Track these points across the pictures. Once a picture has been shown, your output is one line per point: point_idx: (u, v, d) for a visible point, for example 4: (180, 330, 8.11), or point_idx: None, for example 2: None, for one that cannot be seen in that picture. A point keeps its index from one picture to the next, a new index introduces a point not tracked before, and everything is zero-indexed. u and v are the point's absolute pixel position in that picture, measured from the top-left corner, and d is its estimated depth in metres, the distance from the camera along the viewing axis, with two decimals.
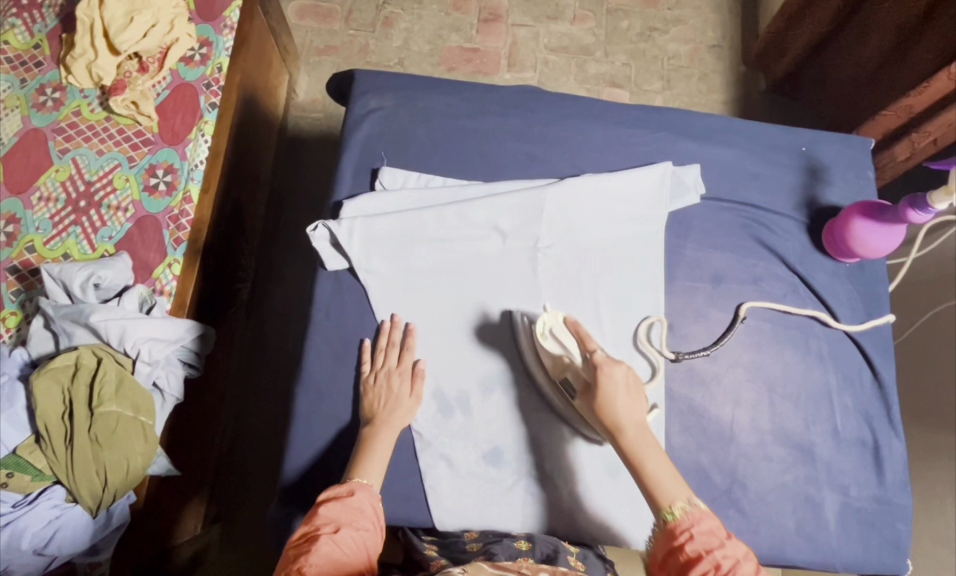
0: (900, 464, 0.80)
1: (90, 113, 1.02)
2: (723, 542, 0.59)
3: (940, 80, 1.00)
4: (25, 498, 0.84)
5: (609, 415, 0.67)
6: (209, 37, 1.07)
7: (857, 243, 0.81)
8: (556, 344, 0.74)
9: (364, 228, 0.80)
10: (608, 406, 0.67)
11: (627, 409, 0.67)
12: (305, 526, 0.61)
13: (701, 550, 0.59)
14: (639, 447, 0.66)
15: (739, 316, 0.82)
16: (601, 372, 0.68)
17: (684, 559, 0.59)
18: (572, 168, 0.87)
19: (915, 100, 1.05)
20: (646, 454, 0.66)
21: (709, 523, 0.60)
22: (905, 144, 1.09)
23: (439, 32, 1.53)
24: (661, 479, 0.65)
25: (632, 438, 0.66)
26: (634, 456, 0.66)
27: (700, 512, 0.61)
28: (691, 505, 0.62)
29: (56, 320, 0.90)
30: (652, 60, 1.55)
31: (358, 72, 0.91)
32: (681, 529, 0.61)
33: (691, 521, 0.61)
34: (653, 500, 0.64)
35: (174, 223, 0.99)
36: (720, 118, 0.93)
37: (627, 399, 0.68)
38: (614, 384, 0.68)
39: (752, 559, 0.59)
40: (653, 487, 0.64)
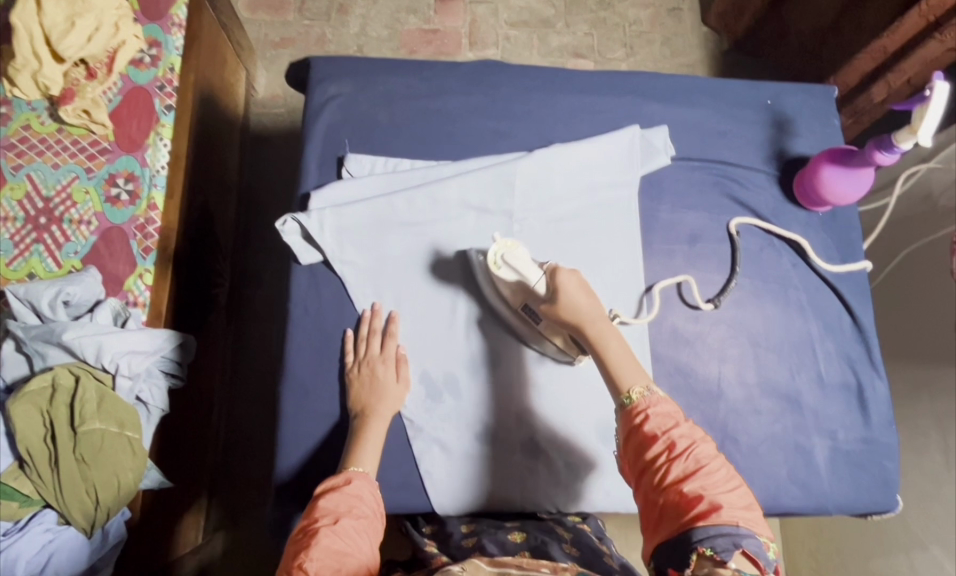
0: (883, 403, 0.81)
1: (41, 126, 0.98)
2: (680, 422, 0.59)
3: (911, 18, 1.01)
4: (14, 525, 0.82)
5: (570, 316, 0.68)
6: (157, 37, 1.04)
7: (826, 191, 0.82)
8: (511, 272, 0.73)
9: (334, 218, 0.79)
10: (570, 304, 0.68)
11: (590, 307, 0.68)
12: (304, 520, 0.61)
13: (657, 430, 0.59)
14: (601, 337, 0.67)
15: (733, 234, 0.84)
16: (556, 273, 0.69)
17: (647, 439, 0.59)
18: (540, 140, 0.86)
19: (887, 41, 1.07)
20: (607, 342, 0.66)
21: (666, 406, 0.60)
22: (882, 85, 1.13)
23: (396, 15, 1.49)
24: (622, 366, 0.65)
25: (596, 330, 0.67)
26: (596, 345, 0.67)
27: (659, 398, 0.61)
28: (650, 390, 0.62)
29: (27, 342, 0.87)
30: (613, 28, 1.53)
31: (313, 60, 0.88)
32: (639, 410, 0.61)
33: (647, 403, 0.61)
34: (613, 387, 0.64)
35: (140, 232, 0.96)
36: (684, 78, 0.92)
37: (587, 301, 0.68)
38: (570, 290, 0.69)
39: (709, 442, 0.59)
40: (614, 373, 0.65)
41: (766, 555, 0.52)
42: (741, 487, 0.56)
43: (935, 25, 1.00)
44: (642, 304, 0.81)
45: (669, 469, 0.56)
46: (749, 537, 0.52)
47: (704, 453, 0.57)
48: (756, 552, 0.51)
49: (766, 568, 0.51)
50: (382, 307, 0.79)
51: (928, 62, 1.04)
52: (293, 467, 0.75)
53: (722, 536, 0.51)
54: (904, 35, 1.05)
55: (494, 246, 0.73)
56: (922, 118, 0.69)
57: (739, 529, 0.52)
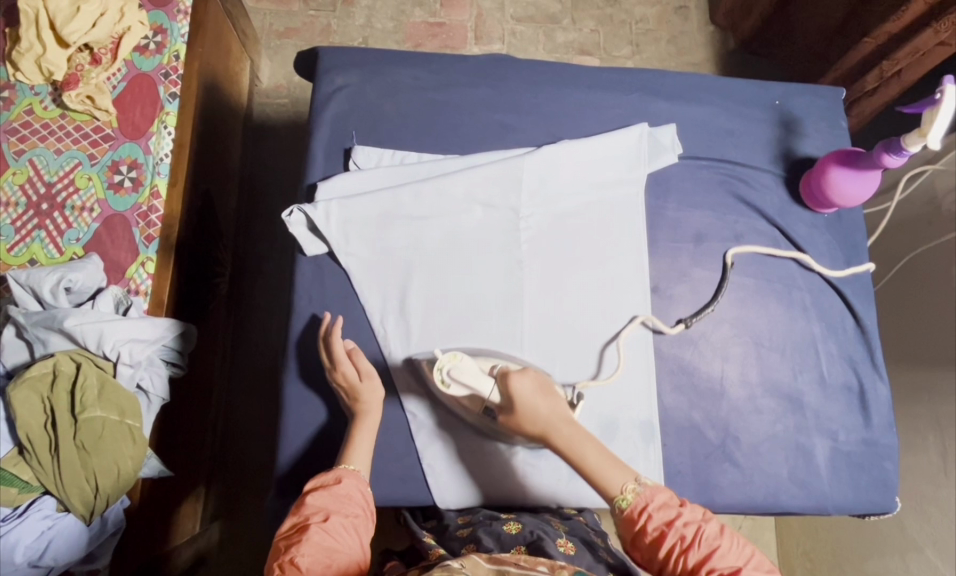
0: (884, 405, 0.82)
1: (44, 111, 0.98)
2: (680, 510, 0.61)
3: (916, 5, 1.00)
4: (14, 511, 0.81)
5: (534, 424, 0.66)
6: (163, 24, 1.02)
7: (834, 192, 0.82)
8: (460, 387, 0.69)
9: (340, 209, 0.79)
10: (531, 414, 0.66)
11: (551, 412, 0.66)
12: (294, 516, 0.61)
13: (663, 526, 0.60)
14: (572, 444, 0.65)
15: (727, 264, 0.83)
16: (508, 380, 0.66)
17: (658, 539, 0.60)
18: (548, 135, 0.86)
19: (895, 24, 1.06)
20: (583, 447, 0.65)
21: (662, 497, 0.61)
22: (875, 73, 1.14)
23: (401, 8, 1.48)
24: (604, 469, 0.64)
25: (566, 434, 0.66)
26: (570, 451, 0.65)
27: (653, 488, 0.62)
28: (641, 485, 0.63)
29: (28, 328, 0.86)
30: (619, 25, 1.53)
31: (321, 50, 0.87)
32: (638, 512, 0.61)
33: (645, 501, 0.61)
34: (603, 491, 0.64)
35: (143, 220, 0.96)
36: (692, 76, 0.92)
37: (546, 402, 0.66)
38: (527, 394, 0.66)
39: (711, 517, 0.61)
40: (597, 479, 0.64)
41: None
42: (751, 551, 0.60)
43: (932, 16, 1.01)
44: (603, 358, 0.78)
45: (686, 559, 0.58)
46: None
47: (710, 533, 0.59)
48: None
49: None
50: (343, 319, 0.77)
51: (919, 53, 1.06)
52: (295, 458, 0.75)
53: None
54: (905, 23, 1.04)
55: (436, 364, 0.69)
56: (932, 121, 0.69)
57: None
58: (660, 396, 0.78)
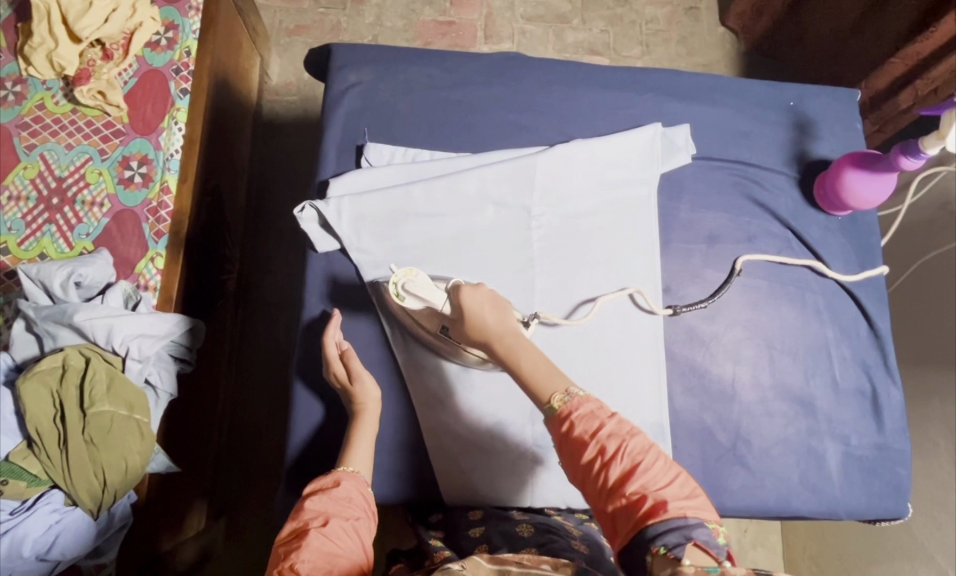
0: (898, 410, 0.81)
1: (55, 106, 0.98)
2: (606, 420, 0.56)
3: (946, 24, 1.00)
4: (22, 504, 0.81)
5: (480, 331, 0.66)
6: (174, 20, 1.02)
7: (848, 195, 0.81)
8: (414, 301, 0.69)
9: (352, 206, 0.79)
10: (478, 321, 0.65)
11: (498, 322, 0.65)
12: (293, 522, 0.60)
13: (584, 435, 0.56)
14: (510, 351, 0.64)
15: (737, 270, 0.82)
16: (460, 292, 0.66)
17: (579, 447, 0.56)
18: (560, 135, 0.86)
19: (922, 46, 1.06)
20: (520, 354, 0.64)
21: (590, 406, 0.57)
22: (909, 92, 1.12)
23: (411, 6, 1.48)
24: (537, 374, 0.62)
25: (507, 344, 0.65)
26: (509, 359, 0.64)
27: (581, 398, 0.58)
28: (570, 395, 0.59)
29: (39, 323, 0.86)
30: (630, 25, 1.52)
31: (335, 47, 0.87)
32: (563, 418, 0.57)
33: (570, 410, 0.58)
34: (535, 397, 0.61)
35: (153, 216, 0.96)
36: (706, 77, 0.91)
37: (491, 312, 0.65)
38: (477, 303, 0.66)
39: (641, 433, 0.56)
40: (532, 386, 0.62)
41: (717, 542, 0.50)
42: (681, 474, 0.54)
43: None
44: (577, 306, 0.79)
45: (608, 474, 0.54)
46: (699, 528, 0.50)
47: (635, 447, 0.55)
48: (707, 542, 0.49)
49: (719, 555, 0.49)
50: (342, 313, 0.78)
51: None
52: (305, 455, 0.76)
53: (669, 530, 0.49)
54: (937, 42, 1.04)
55: (393, 279, 0.70)
56: (951, 125, 0.68)
57: (689, 526, 0.50)
58: (671, 398, 0.78)
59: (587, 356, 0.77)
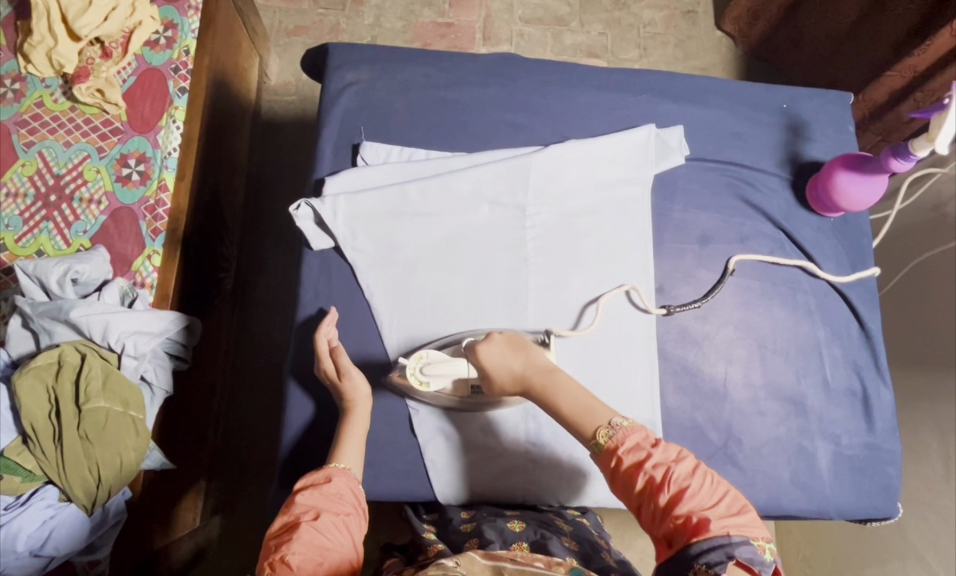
0: (888, 410, 0.82)
1: (54, 104, 0.98)
2: (652, 450, 0.56)
3: (942, 38, 1.00)
4: (17, 499, 0.81)
5: (509, 379, 0.67)
6: (173, 19, 1.02)
7: (839, 195, 0.82)
8: (439, 380, 0.71)
9: (348, 204, 0.79)
10: (505, 373, 0.67)
11: (524, 365, 0.67)
12: (285, 516, 0.60)
13: (632, 466, 0.56)
14: (547, 389, 0.64)
15: (729, 270, 0.83)
16: (477, 353, 0.68)
17: (629, 478, 0.56)
18: (555, 134, 0.87)
19: (918, 60, 1.06)
20: (557, 393, 0.64)
21: (635, 436, 0.57)
22: (910, 103, 1.11)
23: (410, 8, 1.49)
24: (580, 412, 0.62)
25: (542, 381, 0.65)
26: (548, 398, 0.64)
27: (626, 428, 0.58)
28: (615, 426, 0.59)
29: (34, 319, 0.86)
30: (627, 28, 1.53)
31: (332, 46, 0.88)
32: (609, 452, 0.58)
33: (616, 442, 0.58)
34: (581, 435, 0.61)
35: (151, 213, 0.96)
36: (701, 78, 0.92)
37: (513, 357, 0.67)
38: (495, 356, 0.68)
39: (686, 457, 0.56)
40: (574, 423, 0.62)
41: (763, 558, 0.51)
42: (729, 493, 0.55)
43: None
44: (581, 314, 0.79)
45: (657, 500, 0.54)
46: (743, 546, 0.50)
47: (682, 472, 0.55)
48: (750, 559, 0.50)
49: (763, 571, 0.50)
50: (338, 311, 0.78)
51: None
52: (299, 451, 0.76)
53: (713, 550, 0.50)
54: (934, 55, 1.03)
55: (408, 369, 0.71)
56: (940, 127, 0.68)
57: (736, 546, 0.50)
58: (663, 397, 0.78)
59: (580, 357, 0.78)
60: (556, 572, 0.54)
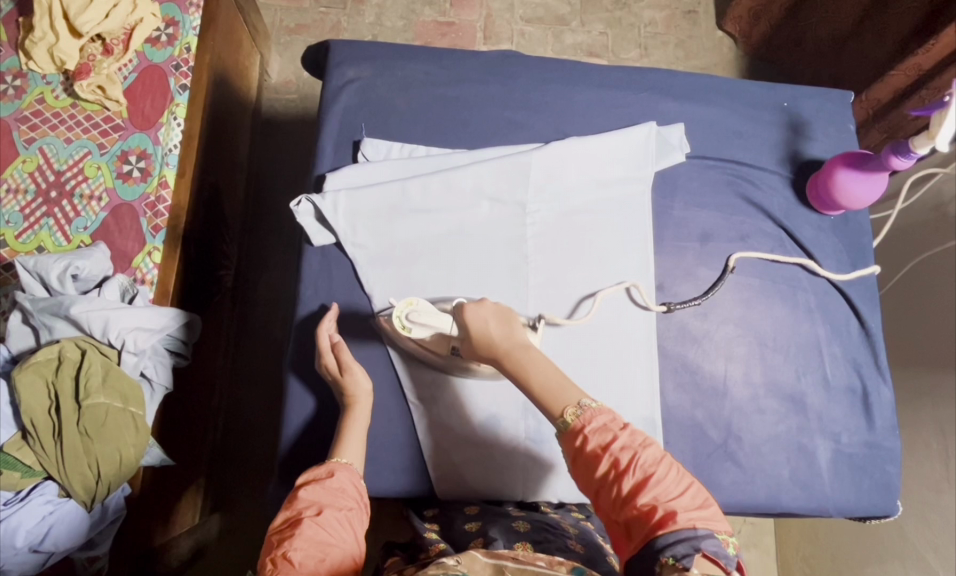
0: (888, 408, 0.82)
1: (55, 100, 0.98)
2: (619, 433, 0.57)
3: (946, 37, 0.99)
4: (16, 495, 0.81)
5: (486, 344, 0.67)
6: (175, 16, 1.02)
7: (840, 193, 0.82)
8: (421, 330, 0.71)
9: (349, 200, 0.79)
10: (484, 336, 0.67)
11: (505, 336, 0.67)
12: (287, 511, 0.60)
13: (598, 449, 0.57)
14: (518, 366, 0.65)
15: (730, 268, 0.83)
16: (464, 311, 0.68)
17: (592, 459, 0.57)
18: (556, 132, 0.87)
19: (923, 58, 1.05)
20: (529, 368, 0.64)
21: (603, 419, 0.58)
22: (914, 102, 1.10)
23: (412, 7, 1.49)
24: (548, 387, 0.62)
25: (513, 358, 0.65)
26: (519, 373, 0.65)
27: (594, 410, 0.59)
28: (583, 407, 0.60)
29: (35, 314, 0.87)
30: (628, 28, 1.53)
31: (333, 43, 0.88)
32: (576, 432, 0.58)
33: (583, 423, 0.59)
34: (548, 411, 0.62)
35: (151, 210, 0.96)
36: (701, 77, 0.92)
37: (496, 326, 0.68)
38: (483, 318, 0.68)
39: (653, 444, 0.57)
40: (543, 399, 0.62)
41: (727, 552, 0.52)
42: (692, 484, 0.56)
43: None
44: (578, 304, 0.79)
45: (621, 485, 0.55)
46: (707, 539, 0.51)
47: (647, 459, 0.56)
48: (715, 553, 0.51)
49: (728, 565, 0.51)
50: (339, 307, 0.78)
51: None
52: (298, 448, 0.76)
53: (679, 541, 0.50)
54: (939, 53, 1.02)
55: (395, 312, 0.71)
56: (941, 124, 0.69)
57: (698, 538, 0.51)
58: (663, 394, 0.78)
59: (580, 354, 0.78)
60: (558, 571, 0.53)
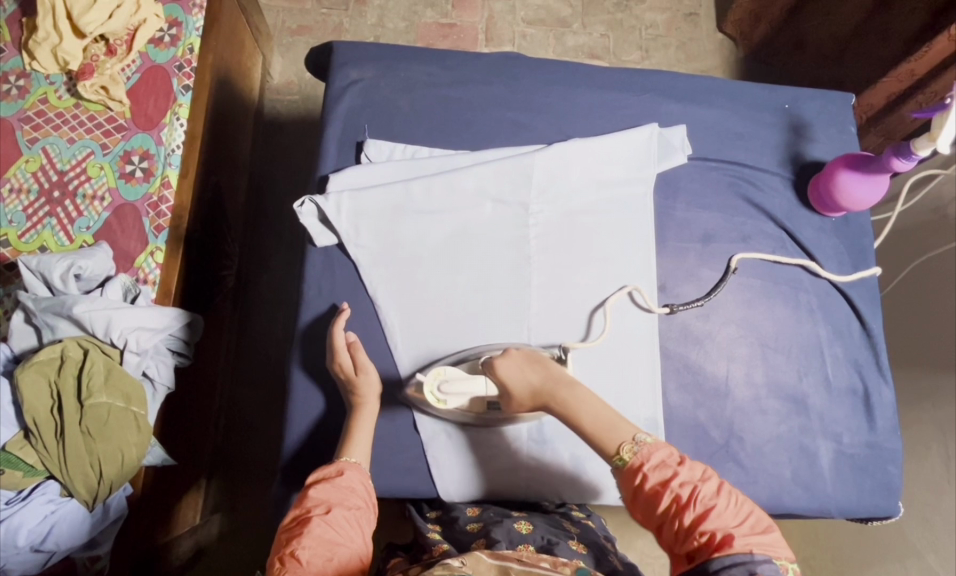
0: (889, 409, 0.82)
1: (58, 100, 0.99)
2: (678, 468, 0.56)
3: (940, 43, 1.00)
4: (19, 493, 0.81)
5: (527, 391, 0.67)
6: (178, 17, 1.03)
7: (841, 194, 0.82)
8: (456, 397, 0.71)
9: (352, 201, 0.80)
10: (523, 389, 0.67)
11: (543, 378, 0.67)
12: (296, 509, 0.60)
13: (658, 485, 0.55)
14: (569, 402, 0.64)
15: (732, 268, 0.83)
16: (495, 369, 0.69)
17: (652, 497, 0.56)
18: (558, 133, 0.87)
19: (917, 63, 1.06)
20: (579, 406, 0.63)
21: (660, 454, 0.57)
22: (911, 106, 1.11)
23: (414, 8, 1.50)
24: (600, 425, 0.61)
25: (564, 394, 0.65)
26: (569, 410, 0.64)
27: (650, 445, 0.58)
28: (639, 443, 0.58)
29: (37, 314, 0.86)
30: (630, 30, 1.53)
31: (336, 44, 0.88)
32: (634, 470, 0.57)
33: (640, 460, 0.57)
34: (602, 450, 0.60)
35: (154, 210, 0.96)
36: (703, 78, 0.93)
37: (530, 373, 0.68)
38: (515, 371, 0.68)
39: (711, 476, 0.56)
40: (596, 437, 0.61)
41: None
42: (753, 512, 0.54)
43: None
44: (591, 321, 0.79)
45: (683, 520, 0.54)
46: (765, 564, 0.50)
47: (708, 492, 0.54)
48: None
49: None
50: (350, 308, 0.78)
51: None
52: (301, 447, 0.76)
53: (737, 568, 0.50)
54: (933, 59, 1.04)
55: (425, 387, 0.72)
56: (943, 126, 0.69)
57: (759, 565, 0.50)
58: (665, 395, 0.79)
59: (584, 357, 0.78)
60: (562, 573, 0.54)
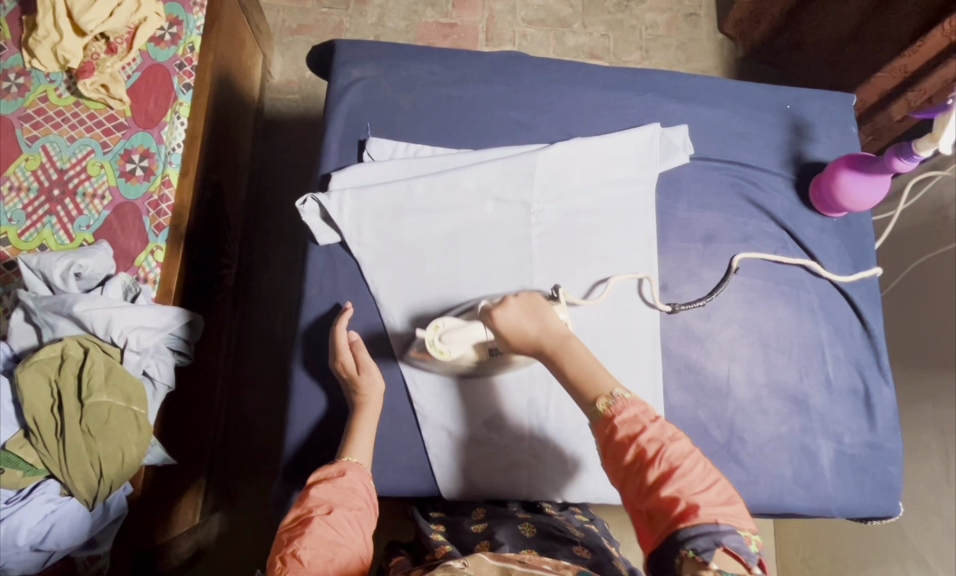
0: (889, 409, 0.82)
1: (58, 99, 0.98)
2: (648, 424, 0.56)
3: (934, 38, 1.01)
4: (18, 493, 0.81)
5: (522, 341, 0.67)
6: (178, 15, 1.02)
7: (842, 195, 0.83)
8: (459, 347, 0.71)
9: (354, 200, 0.80)
10: (518, 336, 0.68)
11: (539, 328, 0.67)
12: (297, 509, 0.60)
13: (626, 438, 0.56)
14: (556, 352, 0.65)
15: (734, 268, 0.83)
16: (493, 316, 0.69)
17: (619, 449, 0.56)
18: (560, 133, 0.87)
19: (909, 60, 1.06)
20: (564, 357, 0.64)
21: (633, 410, 0.57)
22: (902, 103, 1.11)
23: (414, 7, 1.49)
24: (584, 374, 0.62)
25: (552, 346, 0.65)
26: (555, 360, 0.65)
27: (626, 400, 0.58)
28: (616, 396, 0.59)
29: (37, 312, 0.86)
30: (630, 30, 1.54)
31: (338, 43, 0.88)
32: (606, 421, 0.58)
33: (613, 413, 0.58)
34: (582, 397, 0.61)
35: (154, 209, 0.96)
36: (705, 78, 0.93)
37: (528, 320, 0.68)
38: (511, 318, 0.69)
39: (682, 438, 0.56)
40: (580, 383, 0.62)
41: (749, 549, 0.50)
42: (721, 481, 0.54)
43: None
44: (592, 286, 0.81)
45: (647, 476, 0.54)
46: (730, 534, 0.49)
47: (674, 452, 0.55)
48: (738, 549, 0.49)
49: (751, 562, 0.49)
50: (353, 307, 0.78)
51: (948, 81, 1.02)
52: (303, 446, 0.76)
53: (700, 536, 0.49)
54: (925, 56, 1.04)
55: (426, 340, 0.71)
56: (944, 127, 0.69)
57: (721, 533, 0.49)
58: (667, 394, 0.79)
59: None
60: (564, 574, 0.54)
